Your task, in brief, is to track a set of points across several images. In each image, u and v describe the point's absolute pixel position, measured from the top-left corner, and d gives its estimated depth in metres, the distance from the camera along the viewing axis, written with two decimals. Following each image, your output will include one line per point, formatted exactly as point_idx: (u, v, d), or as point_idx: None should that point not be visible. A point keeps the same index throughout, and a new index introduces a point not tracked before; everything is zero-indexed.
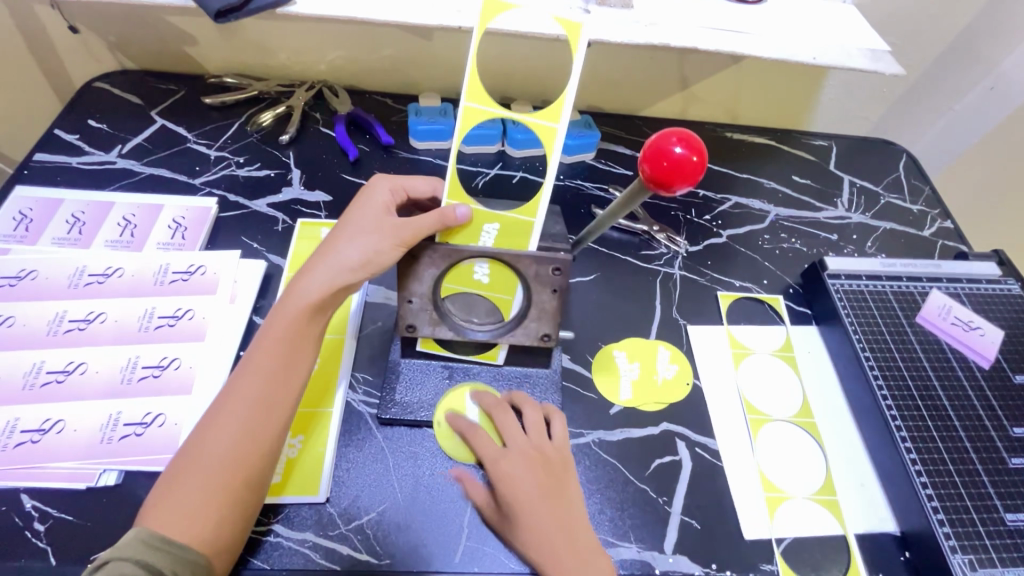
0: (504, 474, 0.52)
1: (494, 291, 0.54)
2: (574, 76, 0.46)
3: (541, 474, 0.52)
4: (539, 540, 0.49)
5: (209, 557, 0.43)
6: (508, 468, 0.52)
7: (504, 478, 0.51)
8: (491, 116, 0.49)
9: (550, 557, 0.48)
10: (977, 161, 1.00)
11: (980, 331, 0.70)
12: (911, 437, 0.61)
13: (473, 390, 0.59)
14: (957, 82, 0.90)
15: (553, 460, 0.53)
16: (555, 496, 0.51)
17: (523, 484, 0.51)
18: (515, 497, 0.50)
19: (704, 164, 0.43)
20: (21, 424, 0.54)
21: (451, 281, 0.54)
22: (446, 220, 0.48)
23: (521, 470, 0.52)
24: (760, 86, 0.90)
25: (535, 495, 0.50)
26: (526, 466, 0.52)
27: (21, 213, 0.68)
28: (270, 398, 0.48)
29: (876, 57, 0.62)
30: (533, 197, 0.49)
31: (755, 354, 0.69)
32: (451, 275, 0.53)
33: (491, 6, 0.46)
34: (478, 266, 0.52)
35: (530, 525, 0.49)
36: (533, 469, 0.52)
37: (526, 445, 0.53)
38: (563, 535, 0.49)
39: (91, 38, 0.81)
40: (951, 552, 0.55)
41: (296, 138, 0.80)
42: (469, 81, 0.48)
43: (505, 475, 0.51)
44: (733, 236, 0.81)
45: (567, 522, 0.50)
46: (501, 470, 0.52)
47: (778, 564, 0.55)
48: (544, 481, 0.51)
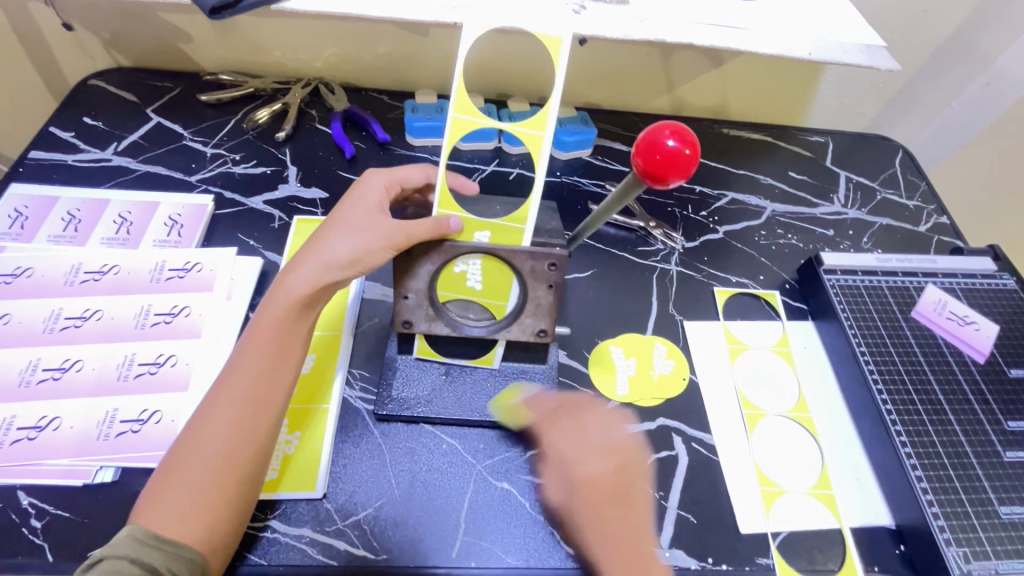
0: (584, 471, 0.52)
1: (488, 296, 0.55)
2: (557, 84, 0.47)
3: (620, 480, 0.52)
4: (609, 545, 0.49)
5: (204, 554, 0.43)
6: (586, 467, 0.52)
7: (584, 476, 0.51)
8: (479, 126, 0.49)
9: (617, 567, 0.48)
10: (973, 157, 1.00)
11: (975, 325, 0.70)
12: (906, 431, 0.61)
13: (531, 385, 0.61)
14: (953, 78, 0.90)
15: (631, 466, 0.53)
16: (628, 506, 0.51)
17: (604, 486, 0.51)
18: (591, 497, 0.50)
19: (697, 157, 0.43)
20: (17, 422, 0.53)
21: (446, 289, 0.56)
22: (440, 232, 0.49)
23: (603, 471, 0.52)
24: (756, 82, 0.91)
25: (609, 502, 0.50)
26: (608, 471, 0.52)
27: (16, 211, 0.68)
28: (261, 395, 0.48)
29: (872, 52, 0.61)
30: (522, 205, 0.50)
31: (751, 350, 0.69)
32: (444, 282, 0.55)
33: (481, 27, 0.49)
34: (470, 272, 0.54)
35: (600, 531, 0.49)
36: (614, 474, 0.52)
37: (608, 448, 0.53)
38: (630, 547, 0.49)
39: (86, 35, 0.81)
40: (946, 544, 0.55)
41: (292, 135, 0.80)
42: (457, 94, 0.48)
43: (580, 478, 0.51)
44: (729, 232, 0.81)
45: (634, 533, 0.50)
46: (582, 469, 0.52)
47: (774, 558, 0.55)
48: (620, 488, 0.51)
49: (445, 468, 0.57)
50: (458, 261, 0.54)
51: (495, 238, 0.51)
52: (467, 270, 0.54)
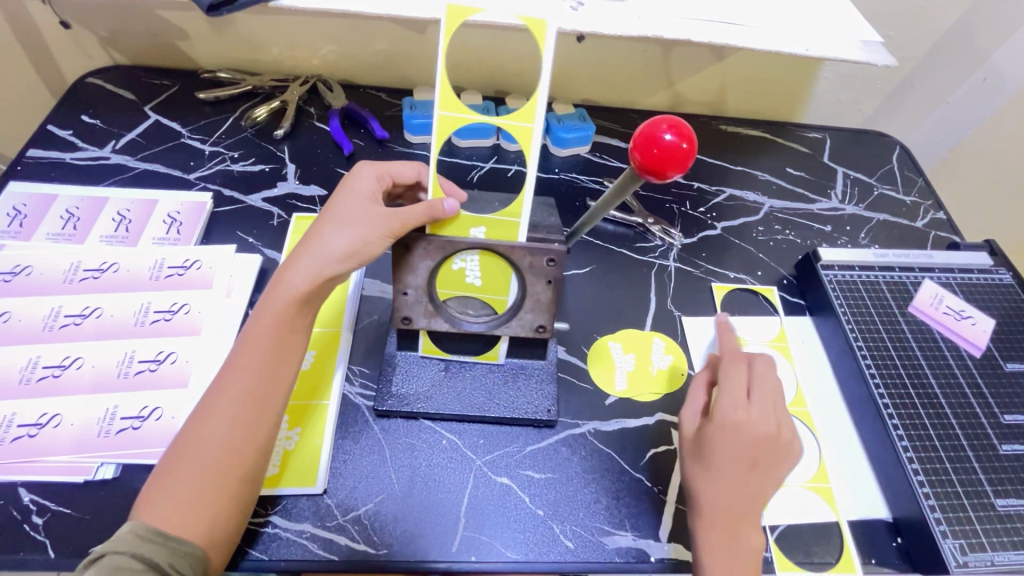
0: (731, 419, 0.51)
1: (488, 292, 0.55)
2: (544, 76, 0.46)
3: (764, 446, 0.51)
4: (723, 490, 0.50)
5: (205, 549, 0.44)
6: (762, 423, 0.51)
7: (733, 423, 0.51)
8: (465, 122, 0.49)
9: (721, 510, 0.50)
10: (971, 153, 1.00)
11: (972, 320, 0.71)
12: (904, 425, 0.62)
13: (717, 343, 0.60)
14: (950, 74, 0.90)
15: (779, 447, 0.52)
16: (759, 469, 0.51)
17: (751, 438, 0.51)
18: (728, 443, 0.51)
19: (693, 151, 0.43)
20: (18, 419, 0.54)
21: (444, 287, 0.55)
22: (435, 213, 0.49)
23: (752, 426, 0.51)
24: (754, 78, 0.91)
25: (746, 458, 0.50)
26: (759, 431, 0.51)
27: (14, 209, 0.68)
28: (261, 391, 0.49)
29: (869, 49, 0.62)
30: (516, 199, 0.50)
31: (750, 345, 0.69)
32: (443, 281, 0.55)
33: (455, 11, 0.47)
34: (468, 269, 0.53)
35: (723, 473, 0.50)
36: (762, 438, 0.51)
37: (771, 418, 0.52)
38: (742, 503, 0.50)
39: (83, 33, 0.81)
40: (943, 537, 0.55)
41: (290, 132, 0.80)
42: (441, 91, 0.48)
43: (738, 422, 0.51)
44: (727, 228, 0.81)
45: (755, 495, 0.50)
46: (736, 417, 0.52)
47: (772, 550, 0.56)
48: (758, 451, 0.51)
49: (445, 463, 0.57)
50: (455, 258, 0.53)
51: (491, 234, 0.51)
52: (466, 267, 0.53)
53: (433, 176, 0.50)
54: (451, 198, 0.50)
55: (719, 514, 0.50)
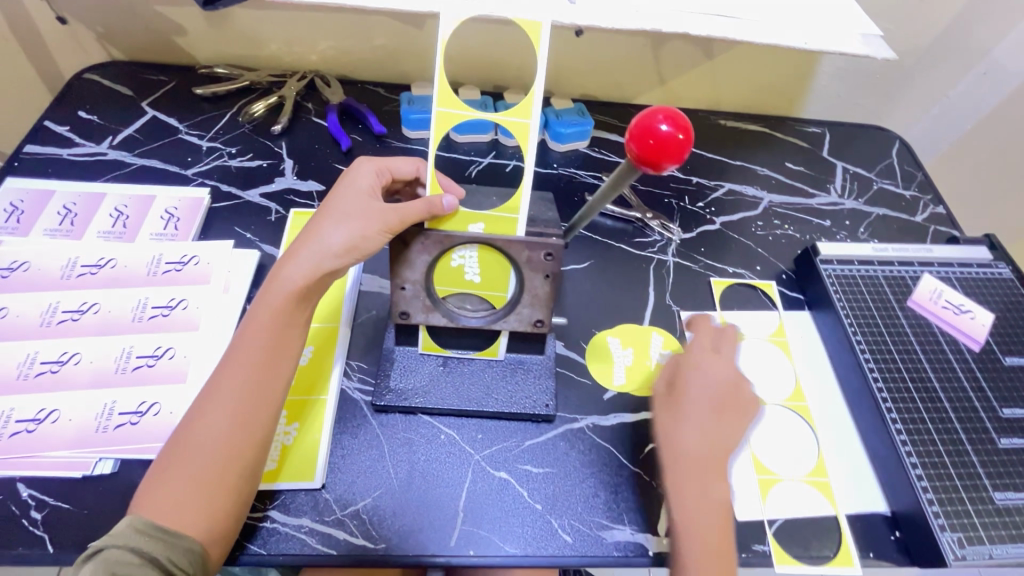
0: (696, 373, 0.56)
1: (487, 289, 0.56)
2: (538, 76, 0.48)
3: (727, 395, 0.54)
4: (693, 434, 0.52)
5: (204, 543, 0.44)
6: (724, 376, 0.56)
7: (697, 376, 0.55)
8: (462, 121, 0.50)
9: (693, 454, 0.51)
10: (971, 147, 1.00)
11: (970, 314, 0.71)
12: (902, 418, 0.62)
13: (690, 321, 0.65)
14: (950, 68, 0.90)
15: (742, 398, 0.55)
16: (725, 416, 0.53)
17: (715, 388, 0.55)
18: (693, 392, 0.54)
19: (689, 142, 0.43)
20: (15, 415, 0.54)
21: (444, 284, 0.56)
22: (434, 211, 0.49)
23: (714, 378, 0.55)
24: (752, 73, 0.90)
25: (711, 404, 0.53)
26: (721, 383, 0.55)
27: (12, 205, 0.68)
28: (258, 386, 0.48)
29: (868, 42, 0.61)
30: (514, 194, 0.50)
31: (748, 340, 0.69)
32: (443, 278, 0.56)
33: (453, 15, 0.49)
34: (467, 265, 0.54)
35: (692, 418, 0.53)
36: (724, 388, 0.55)
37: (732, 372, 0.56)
38: (714, 447, 0.51)
39: (80, 29, 0.81)
40: (940, 530, 0.55)
41: (288, 128, 0.80)
42: (439, 91, 0.49)
43: (698, 370, 0.56)
44: (726, 223, 0.81)
45: (724, 440, 0.52)
46: (698, 371, 0.56)
47: (770, 544, 0.56)
48: (723, 398, 0.54)
49: (443, 458, 0.57)
50: (454, 253, 0.54)
51: (490, 229, 0.51)
52: (464, 263, 0.54)
53: (430, 171, 0.50)
54: (449, 195, 0.50)
55: (690, 458, 0.51)
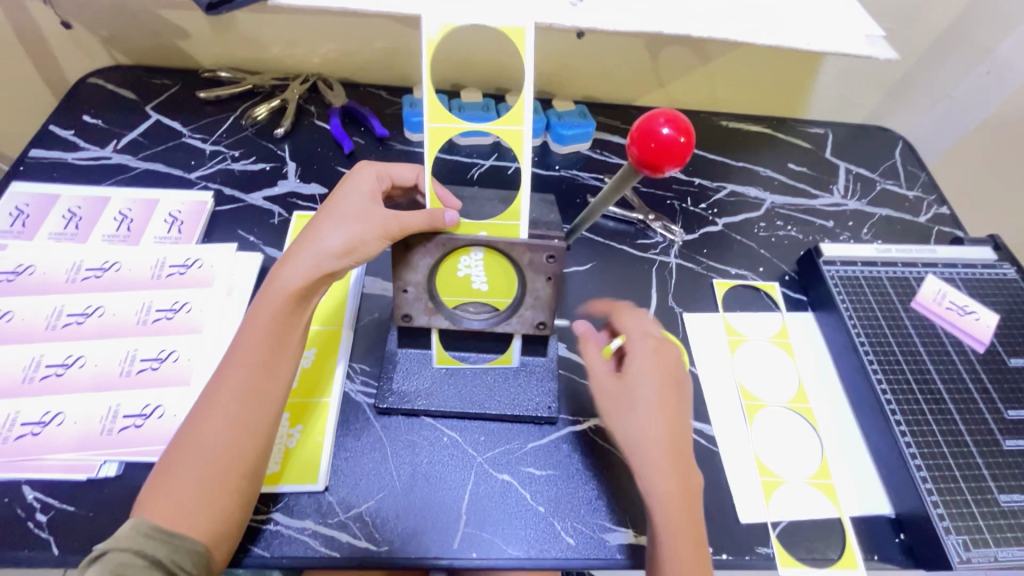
0: (643, 361, 0.54)
1: (495, 296, 0.55)
2: (528, 83, 0.49)
3: (674, 375, 0.54)
4: (654, 427, 0.51)
5: (207, 545, 0.44)
6: (659, 361, 0.55)
7: (645, 364, 0.54)
8: (457, 133, 0.50)
9: (659, 447, 0.51)
10: (974, 147, 1.00)
11: (975, 315, 0.70)
12: (906, 420, 0.62)
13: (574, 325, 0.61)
14: (954, 68, 0.89)
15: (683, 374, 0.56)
16: (677, 398, 0.54)
17: (666, 372, 0.54)
18: (647, 382, 0.53)
19: (691, 145, 0.43)
20: (21, 418, 0.54)
21: (450, 295, 0.55)
22: (436, 224, 0.49)
23: (660, 362, 0.54)
24: (754, 73, 0.90)
25: (664, 390, 0.53)
26: (667, 365, 0.54)
27: (17, 209, 0.68)
28: (259, 387, 0.49)
29: (871, 43, 0.61)
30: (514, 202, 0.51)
31: (751, 341, 0.69)
32: (448, 289, 0.55)
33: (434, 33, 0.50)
34: (474, 275, 0.54)
35: (651, 410, 0.52)
36: (670, 369, 0.54)
37: (671, 350, 0.56)
38: (674, 435, 0.52)
39: (84, 33, 0.81)
40: (945, 532, 0.55)
41: (290, 131, 0.81)
42: (430, 105, 0.49)
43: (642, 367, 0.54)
44: (729, 224, 0.81)
45: (680, 425, 0.52)
46: (644, 357, 0.54)
47: (774, 547, 0.55)
48: (673, 381, 0.54)
49: (446, 460, 0.57)
50: (460, 263, 0.53)
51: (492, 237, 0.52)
52: (470, 273, 0.54)
53: (428, 184, 0.50)
54: (452, 209, 0.50)
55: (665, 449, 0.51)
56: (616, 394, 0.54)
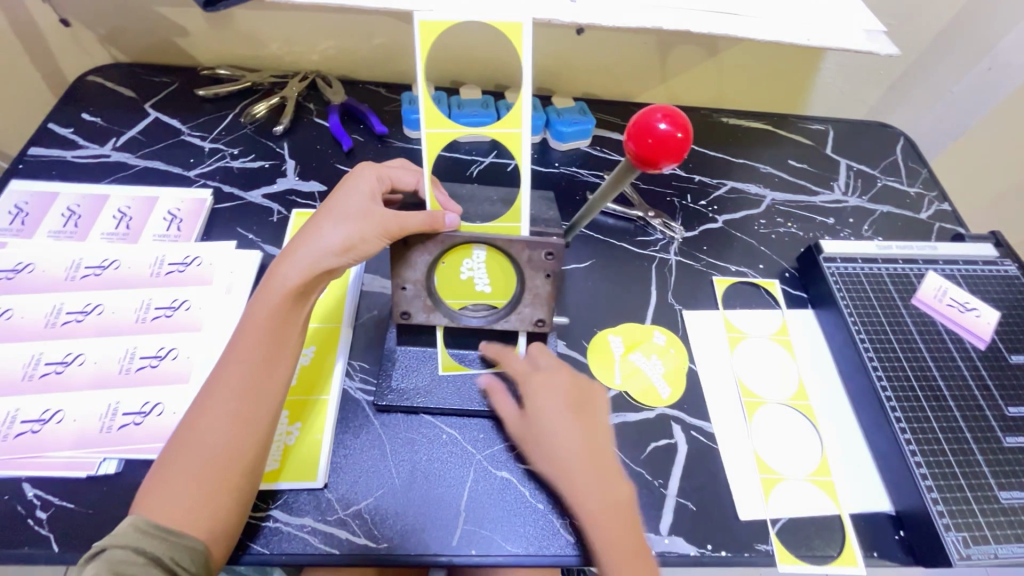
0: (539, 389, 0.55)
1: (498, 297, 0.56)
2: (526, 81, 0.49)
3: (574, 394, 0.56)
4: (565, 452, 0.52)
5: (206, 542, 0.44)
6: (564, 379, 0.56)
7: (542, 393, 0.55)
8: (455, 135, 0.50)
9: (575, 470, 0.51)
10: (976, 143, 0.99)
11: (976, 311, 0.70)
12: (906, 417, 0.61)
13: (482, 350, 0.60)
14: (955, 64, 0.89)
15: (586, 391, 0.57)
16: (583, 416, 0.54)
17: (564, 395, 0.55)
18: (550, 409, 0.54)
19: (688, 141, 0.43)
20: (20, 415, 0.54)
21: (453, 298, 0.56)
22: (436, 226, 0.50)
23: (559, 386, 0.55)
24: (754, 69, 0.90)
25: (568, 411, 0.54)
26: (563, 386, 0.56)
27: (17, 208, 0.68)
28: (257, 385, 0.49)
29: (871, 38, 0.61)
30: (514, 205, 0.52)
31: (751, 338, 0.69)
32: (451, 292, 0.55)
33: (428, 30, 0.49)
34: (477, 278, 0.55)
35: (559, 437, 0.52)
36: (568, 389, 0.56)
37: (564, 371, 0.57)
38: (588, 454, 0.52)
39: (83, 31, 0.81)
40: (945, 530, 0.55)
41: (290, 128, 0.80)
42: (426, 108, 0.49)
43: (543, 388, 0.55)
44: (729, 221, 0.80)
45: (592, 442, 0.53)
46: (540, 385, 0.55)
47: (773, 544, 0.55)
48: (574, 401, 0.55)
49: (445, 457, 0.57)
50: (463, 266, 0.54)
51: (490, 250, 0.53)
52: (473, 275, 0.54)
53: (429, 189, 0.51)
54: (452, 213, 0.51)
55: (581, 468, 0.51)
56: (527, 430, 0.55)
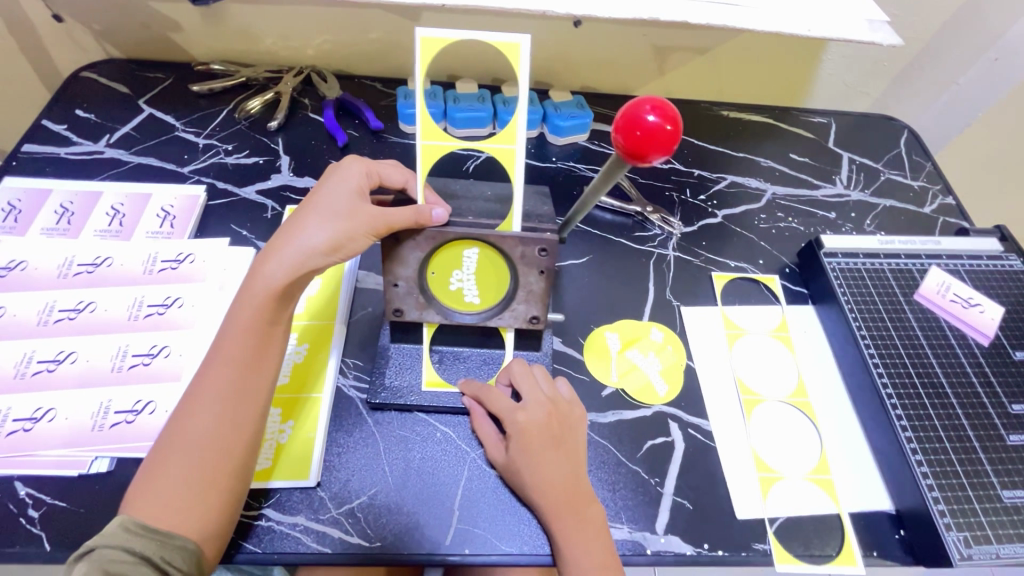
0: (519, 424, 0.53)
1: (489, 305, 0.55)
2: (522, 97, 0.46)
3: (554, 425, 0.53)
4: (541, 490, 0.51)
5: (197, 542, 0.44)
6: (545, 409, 0.54)
7: (519, 426, 0.53)
8: (450, 151, 0.49)
9: (551, 507, 0.50)
10: (982, 136, 0.98)
11: (980, 307, 0.69)
12: (907, 415, 0.60)
13: (462, 381, 0.58)
14: (961, 54, 0.87)
15: (567, 417, 0.55)
16: (563, 448, 0.52)
17: (541, 430, 0.53)
18: (527, 445, 0.52)
19: (678, 133, 0.42)
20: (12, 414, 0.54)
21: (445, 307, 0.56)
22: (422, 220, 0.48)
23: (539, 417, 0.53)
24: (756, 62, 0.89)
25: (545, 446, 0.52)
26: (541, 417, 0.53)
27: (10, 205, 0.68)
28: (244, 385, 0.48)
29: (874, 28, 0.59)
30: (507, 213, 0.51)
31: (750, 335, 0.68)
32: (443, 300, 0.55)
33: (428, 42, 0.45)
34: (467, 288, 0.54)
35: (539, 474, 0.51)
36: (547, 419, 0.53)
37: (543, 398, 0.55)
38: (565, 490, 0.51)
39: (77, 27, 0.81)
40: (946, 529, 0.54)
41: (285, 124, 0.80)
42: (422, 122, 0.48)
43: (523, 423, 0.53)
44: (728, 216, 0.79)
45: (570, 476, 0.51)
46: (518, 419, 0.53)
47: (771, 543, 0.55)
48: (555, 435, 0.53)
49: (439, 456, 0.56)
50: (452, 279, 0.53)
51: (483, 254, 0.52)
52: (463, 286, 0.54)
53: (421, 189, 0.50)
54: (439, 206, 0.49)
55: (560, 505, 0.50)
56: (505, 462, 0.53)
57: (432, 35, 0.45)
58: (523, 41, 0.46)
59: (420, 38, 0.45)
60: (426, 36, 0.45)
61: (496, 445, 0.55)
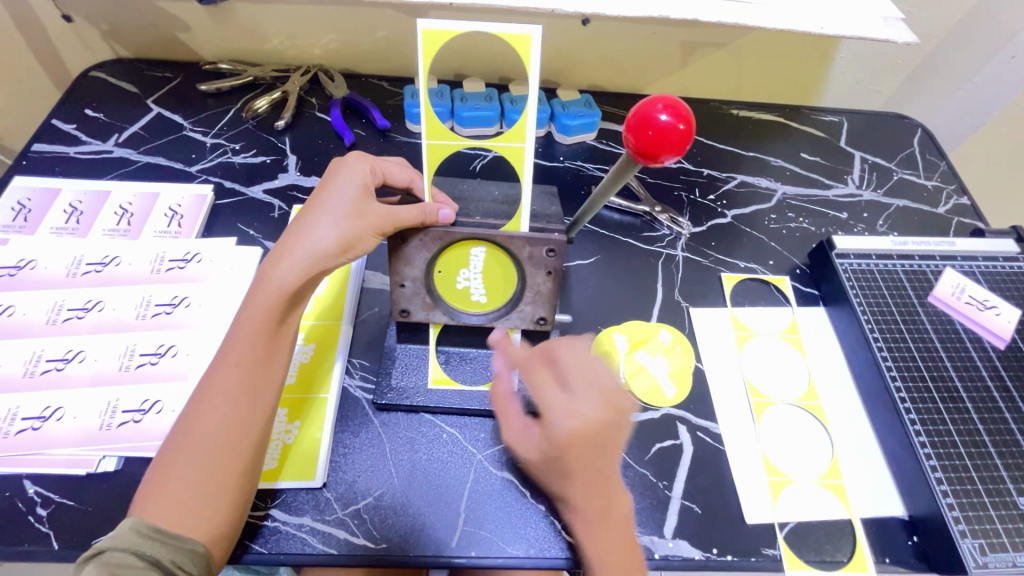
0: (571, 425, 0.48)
1: (493, 308, 0.55)
2: (531, 94, 0.45)
3: (607, 428, 0.49)
4: (579, 491, 0.48)
5: (207, 545, 0.44)
6: (599, 410, 0.49)
7: (570, 428, 0.48)
8: (456, 150, 0.48)
9: (583, 506, 0.48)
10: (998, 136, 0.96)
11: (996, 310, 0.68)
12: (921, 420, 0.59)
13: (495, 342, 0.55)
14: (977, 52, 0.85)
15: (622, 417, 0.50)
16: (610, 450, 0.49)
17: (589, 434, 0.48)
18: (575, 447, 0.48)
19: (691, 133, 0.41)
20: (21, 412, 0.54)
21: (448, 305, 0.55)
22: (429, 220, 0.48)
23: (593, 420, 0.48)
24: (766, 60, 0.87)
25: (593, 450, 0.48)
26: (595, 420, 0.48)
27: (20, 204, 0.68)
28: (253, 387, 0.48)
29: (888, 25, 0.58)
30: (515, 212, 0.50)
31: (759, 337, 0.67)
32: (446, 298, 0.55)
33: (432, 36, 0.44)
34: (473, 288, 0.54)
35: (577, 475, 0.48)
36: (600, 423, 0.48)
37: (599, 396, 0.49)
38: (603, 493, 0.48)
39: (85, 26, 0.81)
40: (961, 536, 0.53)
41: (291, 123, 0.80)
42: (428, 121, 0.47)
43: (576, 428, 0.48)
44: (738, 216, 0.78)
45: (608, 478, 0.49)
46: (570, 419, 0.48)
47: (780, 549, 0.54)
48: (605, 438, 0.48)
49: (445, 458, 0.56)
50: (458, 277, 0.53)
51: (489, 254, 0.52)
52: (469, 285, 0.54)
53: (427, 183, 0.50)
54: (445, 205, 0.49)
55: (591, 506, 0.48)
56: (541, 453, 0.50)
57: (435, 27, 0.44)
58: (534, 32, 0.45)
59: (421, 30, 0.44)
60: (429, 29, 0.44)
61: (532, 433, 0.51)
